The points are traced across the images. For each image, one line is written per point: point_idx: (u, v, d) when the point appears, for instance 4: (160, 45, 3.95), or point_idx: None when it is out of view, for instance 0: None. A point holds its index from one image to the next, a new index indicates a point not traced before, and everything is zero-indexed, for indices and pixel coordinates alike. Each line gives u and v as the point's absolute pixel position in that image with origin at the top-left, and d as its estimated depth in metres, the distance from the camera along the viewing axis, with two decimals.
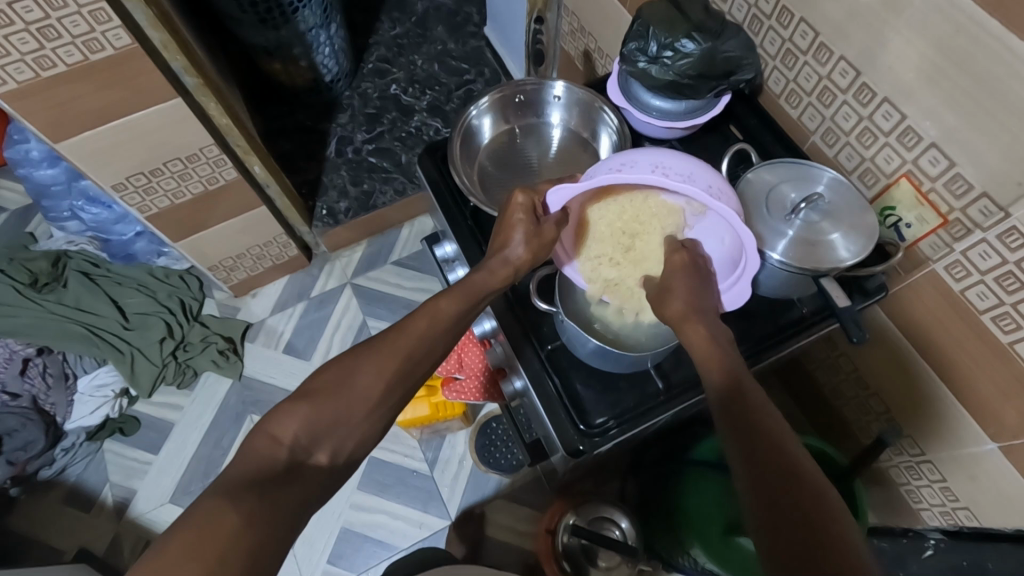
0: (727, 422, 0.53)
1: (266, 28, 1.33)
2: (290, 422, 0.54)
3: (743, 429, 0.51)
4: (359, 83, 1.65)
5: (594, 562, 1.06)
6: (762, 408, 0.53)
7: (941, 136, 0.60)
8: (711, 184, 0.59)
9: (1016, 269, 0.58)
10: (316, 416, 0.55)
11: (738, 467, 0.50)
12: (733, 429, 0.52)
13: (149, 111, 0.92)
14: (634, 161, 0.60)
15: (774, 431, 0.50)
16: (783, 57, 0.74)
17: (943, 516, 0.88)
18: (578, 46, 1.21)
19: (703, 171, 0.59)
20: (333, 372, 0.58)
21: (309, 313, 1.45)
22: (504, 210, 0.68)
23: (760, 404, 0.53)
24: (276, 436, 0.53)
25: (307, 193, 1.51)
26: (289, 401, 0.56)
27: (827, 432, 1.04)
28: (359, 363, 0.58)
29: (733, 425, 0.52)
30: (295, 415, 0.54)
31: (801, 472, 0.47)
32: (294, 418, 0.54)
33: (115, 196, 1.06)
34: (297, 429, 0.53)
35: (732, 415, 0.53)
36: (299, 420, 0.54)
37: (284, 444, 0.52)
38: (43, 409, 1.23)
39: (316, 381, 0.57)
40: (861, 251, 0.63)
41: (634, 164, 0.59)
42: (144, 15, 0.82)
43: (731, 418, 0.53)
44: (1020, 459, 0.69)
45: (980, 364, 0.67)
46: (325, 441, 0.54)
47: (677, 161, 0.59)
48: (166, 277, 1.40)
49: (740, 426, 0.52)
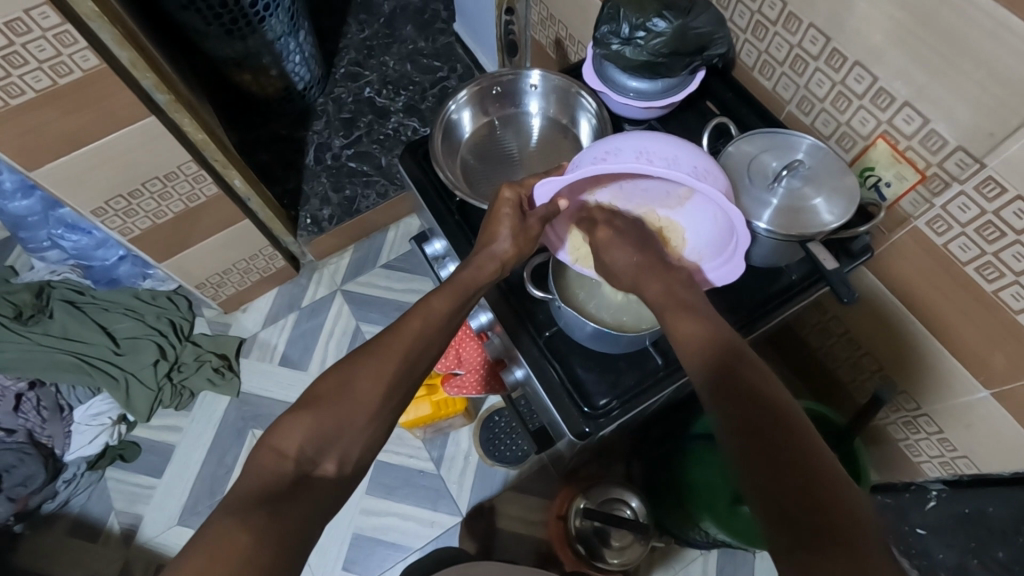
0: (716, 388, 0.52)
1: (233, 39, 1.31)
2: (292, 434, 0.54)
3: (735, 394, 0.50)
4: (332, 88, 1.64)
5: (608, 542, 1.08)
6: (752, 370, 0.51)
7: (913, 94, 0.62)
8: (697, 165, 0.60)
9: (995, 218, 0.60)
10: (318, 426, 0.55)
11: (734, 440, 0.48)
12: (723, 395, 0.51)
13: (124, 132, 0.91)
14: (619, 149, 0.61)
15: (766, 394, 0.49)
16: (753, 29, 0.75)
17: (942, 466, 0.90)
18: (548, 35, 1.21)
19: (688, 151, 0.61)
20: (331, 380, 0.58)
21: (302, 323, 1.44)
22: (491, 205, 0.68)
23: (749, 368, 0.52)
24: (280, 450, 0.53)
25: (289, 204, 1.50)
26: (288, 414, 0.56)
27: (824, 396, 1.06)
28: (354, 371, 0.58)
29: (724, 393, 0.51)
30: (297, 427, 0.54)
31: (800, 436, 0.46)
32: (297, 428, 0.54)
33: (95, 221, 1.04)
34: (300, 440, 0.54)
35: (721, 380, 0.52)
36: (303, 432, 0.54)
37: (289, 457, 0.53)
38: (40, 443, 1.21)
39: (314, 391, 0.58)
40: (844, 214, 0.65)
41: (619, 152, 0.61)
42: (110, 34, 0.81)
43: (721, 383, 0.51)
44: (1013, 403, 0.71)
45: (967, 314, 0.69)
46: (330, 451, 0.54)
47: (661, 145, 0.61)
48: (153, 299, 1.38)
49: (730, 391, 0.50)
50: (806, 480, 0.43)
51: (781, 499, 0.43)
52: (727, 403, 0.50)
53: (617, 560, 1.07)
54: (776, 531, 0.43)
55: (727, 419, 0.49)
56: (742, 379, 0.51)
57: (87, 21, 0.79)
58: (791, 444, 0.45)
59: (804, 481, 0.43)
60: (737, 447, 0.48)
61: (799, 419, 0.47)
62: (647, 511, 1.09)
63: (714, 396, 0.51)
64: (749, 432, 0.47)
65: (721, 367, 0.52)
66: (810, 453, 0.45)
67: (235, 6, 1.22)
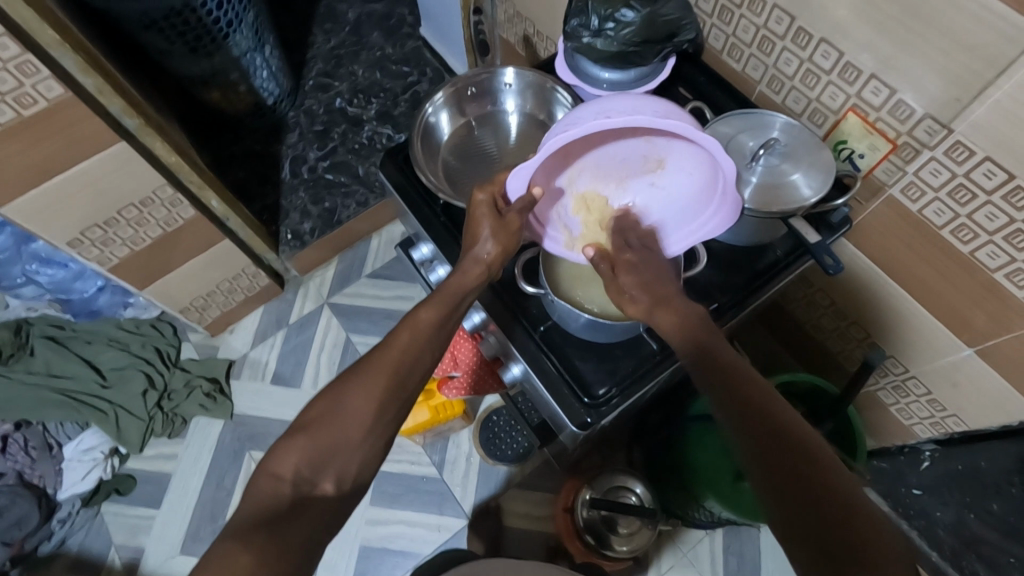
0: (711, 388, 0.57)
1: (198, 58, 1.29)
2: (287, 457, 0.54)
3: (754, 420, 0.52)
4: (303, 101, 1.62)
5: (616, 530, 1.09)
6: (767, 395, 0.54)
7: (879, 66, 0.63)
8: (663, 110, 0.58)
9: (966, 181, 0.62)
10: (313, 447, 0.55)
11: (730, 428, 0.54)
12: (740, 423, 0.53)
13: (95, 160, 0.90)
14: (578, 119, 0.60)
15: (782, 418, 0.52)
16: (719, 14, 0.76)
17: (933, 427, 0.91)
18: (517, 32, 1.21)
19: (649, 101, 0.59)
20: (324, 402, 0.58)
21: (291, 339, 1.43)
22: (466, 215, 0.68)
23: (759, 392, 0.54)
24: (276, 473, 0.53)
25: (269, 220, 1.48)
26: (281, 439, 0.56)
27: (815, 366, 1.08)
28: (347, 390, 0.58)
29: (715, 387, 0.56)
30: (291, 451, 0.55)
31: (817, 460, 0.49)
32: (291, 451, 0.55)
33: (72, 252, 1.03)
34: (296, 464, 0.54)
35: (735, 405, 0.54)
36: (298, 455, 0.54)
37: (284, 479, 0.53)
38: (32, 483, 1.18)
39: (308, 414, 0.57)
40: (822, 187, 0.66)
41: (579, 121, 0.60)
42: (73, 61, 0.80)
43: (735, 410, 0.54)
44: (996, 358, 0.73)
45: (946, 275, 0.71)
46: (326, 471, 0.54)
47: (618, 102, 0.59)
48: (137, 327, 1.36)
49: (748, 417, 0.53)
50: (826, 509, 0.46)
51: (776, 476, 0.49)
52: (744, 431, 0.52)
53: (626, 547, 1.08)
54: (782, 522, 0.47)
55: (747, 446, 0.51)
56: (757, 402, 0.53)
57: (49, 49, 0.77)
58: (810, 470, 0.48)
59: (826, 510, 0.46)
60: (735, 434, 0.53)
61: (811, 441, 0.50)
62: (652, 496, 1.11)
63: (731, 422, 0.54)
64: (769, 457, 0.50)
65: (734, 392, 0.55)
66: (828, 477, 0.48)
67: (198, 24, 1.21)
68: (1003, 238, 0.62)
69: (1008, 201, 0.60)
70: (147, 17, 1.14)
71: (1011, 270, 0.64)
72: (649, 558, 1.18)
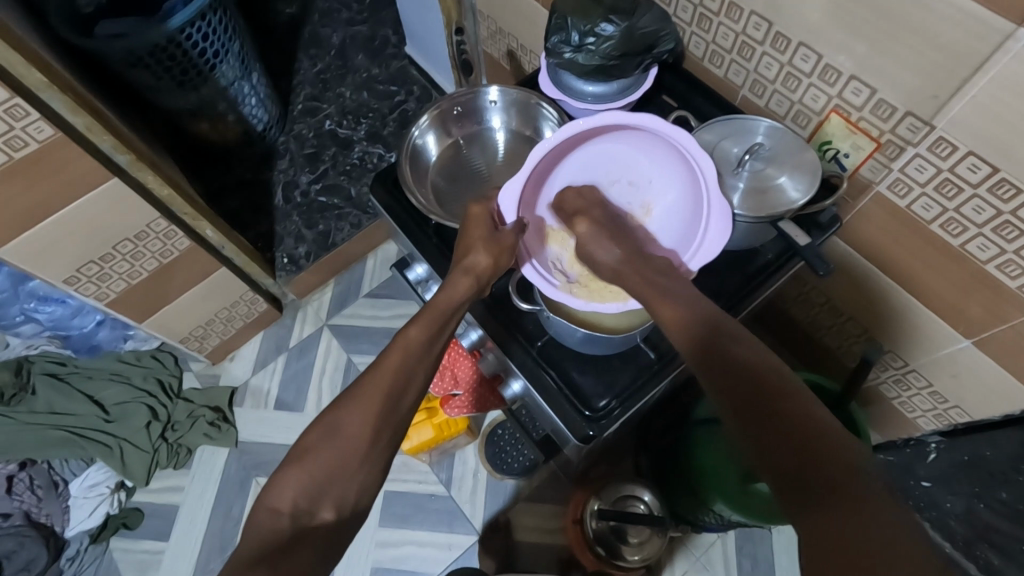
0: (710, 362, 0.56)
1: (185, 91, 1.31)
2: (285, 490, 0.54)
3: (748, 401, 0.52)
4: (292, 126, 1.63)
5: (625, 539, 1.09)
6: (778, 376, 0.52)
7: (857, 67, 0.64)
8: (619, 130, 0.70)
9: (951, 175, 0.63)
10: (312, 478, 0.55)
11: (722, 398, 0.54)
12: (737, 406, 0.52)
13: (88, 198, 0.91)
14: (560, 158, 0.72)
15: (785, 399, 0.50)
16: (698, 22, 0.77)
17: (937, 418, 0.92)
18: (500, 48, 1.23)
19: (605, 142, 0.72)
20: (318, 430, 0.58)
21: (292, 364, 1.43)
22: (463, 224, 0.70)
23: (765, 371, 0.53)
24: (275, 507, 0.53)
25: (264, 246, 1.49)
26: (279, 470, 0.56)
27: (815, 364, 1.08)
28: (340, 417, 0.58)
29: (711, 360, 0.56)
30: (287, 482, 0.55)
31: (824, 442, 0.46)
32: (289, 485, 0.55)
33: (69, 290, 1.03)
34: (293, 495, 0.54)
35: (735, 389, 0.53)
36: (295, 487, 0.54)
37: (284, 511, 0.53)
38: (39, 523, 1.19)
39: (303, 442, 0.58)
40: (808, 189, 0.67)
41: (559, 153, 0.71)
42: (62, 103, 0.81)
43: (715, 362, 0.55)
44: (994, 348, 0.73)
45: (937, 269, 0.72)
46: (325, 500, 0.54)
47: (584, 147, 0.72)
48: (138, 360, 1.35)
49: (742, 399, 0.52)
50: (816, 490, 0.45)
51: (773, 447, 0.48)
52: (739, 414, 0.52)
53: (637, 557, 1.08)
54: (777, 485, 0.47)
55: (744, 433, 0.51)
56: (758, 383, 0.52)
57: (37, 92, 0.78)
58: (799, 425, 0.48)
59: (817, 485, 0.45)
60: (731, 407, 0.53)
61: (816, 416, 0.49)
62: (660, 504, 1.10)
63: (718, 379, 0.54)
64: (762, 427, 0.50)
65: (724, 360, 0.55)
66: (829, 458, 0.46)
67: (183, 58, 1.23)
68: (991, 230, 0.63)
69: (994, 194, 0.61)
70: (133, 53, 1.16)
71: (1002, 261, 0.65)
72: (662, 563, 1.18)
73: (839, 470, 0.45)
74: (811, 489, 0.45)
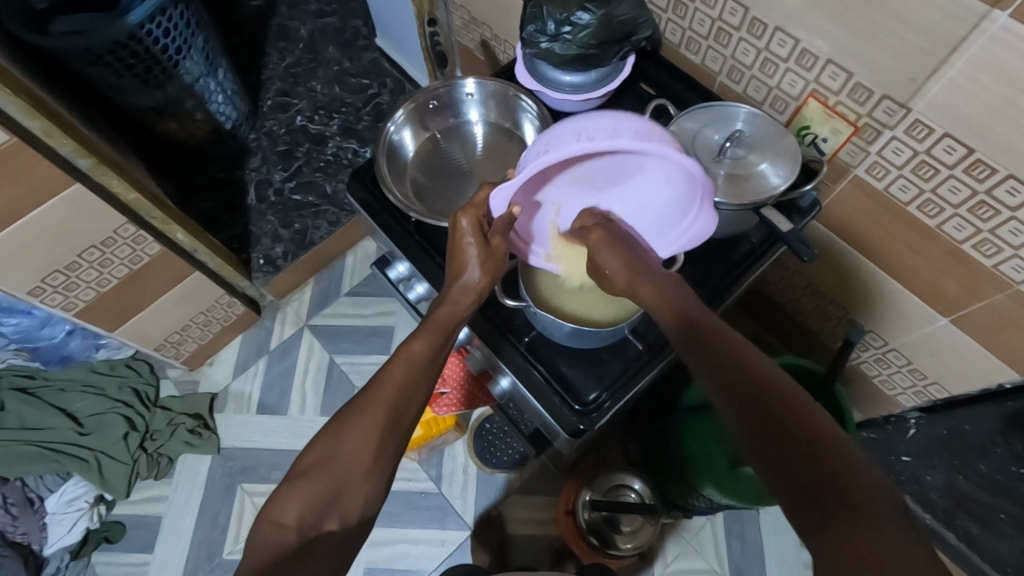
0: (704, 360, 0.54)
1: (148, 89, 1.26)
2: (287, 505, 0.53)
3: (757, 407, 0.49)
4: (263, 122, 1.59)
5: (618, 528, 1.11)
6: (784, 386, 0.50)
7: (834, 51, 0.64)
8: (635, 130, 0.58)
9: (928, 157, 0.64)
10: (316, 492, 0.54)
11: (720, 399, 0.52)
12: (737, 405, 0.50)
13: (50, 204, 0.87)
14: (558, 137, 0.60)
15: (796, 405, 0.48)
16: (674, 8, 0.76)
17: (916, 396, 0.94)
18: (474, 38, 1.20)
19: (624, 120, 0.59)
20: (321, 445, 0.57)
21: (273, 367, 1.40)
22: (451, 234, 0.66)
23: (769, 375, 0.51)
24: (279, 521, 0.53)
25: (239, 247, 1.45)
26: (284, 484, 0.55)
27: (798, 347, 1.09)
28: (344, 431, 0.57)
29: (706, 357, 0.54)
30: (291, 498, 0.54)
31: (838, 458, 0.45)
32: (292, 499, 0.54)
33: (35, 301, 0.99)
34: (299, 510, 0.53)
35: (738, 394, 0.51)
36: (299, 501, 0.54)
37: (288, 525, 0.52)
38: (16, 541, 1.15)
39: (306, 458, 0.57)
40: (789, 174, 0.67)
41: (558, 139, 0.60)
42: (16, 106, 0.77)
43: (709, 360, 0.53)
44: (970, 325, 0.75)
45: (914, 249, 0.73)
46: (331, 513, 0.54)
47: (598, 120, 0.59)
48: (111, 369, 1.31)
49: (744, 404, 0.50)
50: (829, 500, 0.44)
51: (782, 452, 0.47)
52: (745, 418, 0.49)
53: (630, 544, 1.11)
54: (784, 491, 0.46)
55: (744, 437, 0.49)
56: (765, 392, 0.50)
57: None
58: (807, 429, 0.47)
59: (825, 494, 0.44)
60: (732, 407, 0.51)
61: (818, 419, 0.48)
62: (651, 491, 1.12)
63: (711, 377, 0.53)
64: (767, 431, 0.48)
65: (717, 355, 0.53)
66: (842, 464, 0.45)
67: (145, 54, 1.18)
68: (968, 211, 0.64)
69: (970, 174, 0.61)
70: (92, 51, 1.11)
71: (978, 240, 0.66)
72: (654, 549, 1.19)
73: (850, 473, 0.44)
74: (825, 500, 0.44)
